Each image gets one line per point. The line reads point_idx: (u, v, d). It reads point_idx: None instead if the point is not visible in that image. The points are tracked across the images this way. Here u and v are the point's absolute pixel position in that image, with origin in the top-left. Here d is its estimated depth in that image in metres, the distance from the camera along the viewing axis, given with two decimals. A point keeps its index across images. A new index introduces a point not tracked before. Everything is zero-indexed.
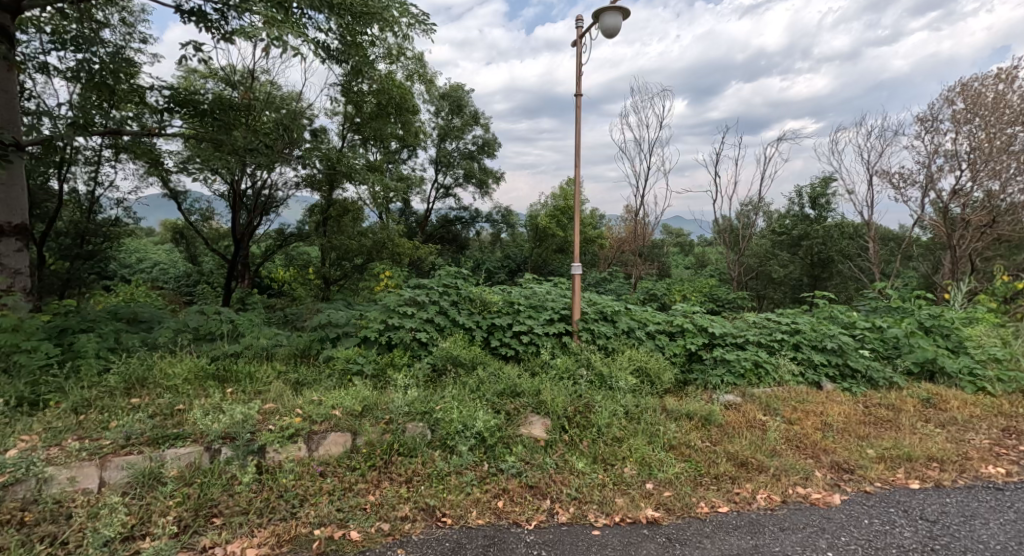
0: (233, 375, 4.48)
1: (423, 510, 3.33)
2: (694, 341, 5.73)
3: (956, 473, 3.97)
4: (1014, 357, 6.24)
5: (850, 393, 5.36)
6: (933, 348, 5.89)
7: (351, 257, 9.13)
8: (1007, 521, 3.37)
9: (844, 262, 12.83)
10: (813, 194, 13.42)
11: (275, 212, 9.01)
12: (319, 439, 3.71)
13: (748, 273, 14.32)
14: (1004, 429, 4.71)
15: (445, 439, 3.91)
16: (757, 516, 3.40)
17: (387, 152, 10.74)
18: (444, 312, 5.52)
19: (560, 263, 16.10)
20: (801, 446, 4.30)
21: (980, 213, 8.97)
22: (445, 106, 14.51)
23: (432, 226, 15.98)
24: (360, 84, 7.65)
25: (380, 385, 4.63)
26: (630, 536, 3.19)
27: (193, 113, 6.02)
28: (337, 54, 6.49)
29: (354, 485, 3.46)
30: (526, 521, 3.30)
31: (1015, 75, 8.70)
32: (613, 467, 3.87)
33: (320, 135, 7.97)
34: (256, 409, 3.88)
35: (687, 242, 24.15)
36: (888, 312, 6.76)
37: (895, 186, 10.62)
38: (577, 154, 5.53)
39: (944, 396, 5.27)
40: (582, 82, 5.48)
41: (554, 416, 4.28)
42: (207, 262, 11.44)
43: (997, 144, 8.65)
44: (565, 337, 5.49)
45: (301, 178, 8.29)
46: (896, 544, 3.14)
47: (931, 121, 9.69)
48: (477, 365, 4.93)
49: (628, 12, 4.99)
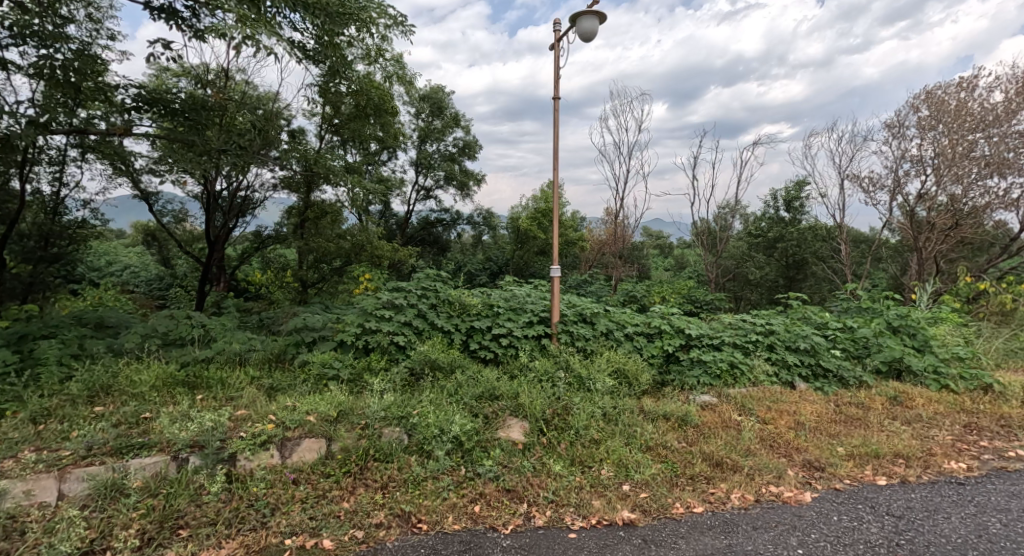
0: (204, 380, 4.38)
1: (398, 516, 3.30)
2: (671, 342, 5.78)
3: (921, 469, 4.08)
4: (975, 356, 6.45)
5: (823, 392, 5.47)
6: (900, 347, 6.06)
7: (330, 259, 9.03)
8: (968, 514, 3.48)
9: (818, 263, 13.10)
10: (787, 197, 13.70)
11: (251, 213, 8.85)
12: (292, 446, 3.66)
13: (725, 274, 14.63)
14: (966, 426, 4.85)
15: (423, 443, 3.88)
16: (731, 515, 3.44)
17: (367, 154, 10.63)
18: (423, 315, 5.47)
19: (541, 265, 16.16)
20: (775, 445, 4.37)
21: (944, 216, 9.23)
22: (425, 108, 14.50)
23: (412, 228, 15.93)
24: (338, 85, 7.58)
25: (356, 389, 4.58)
26: (606, 538, 3.20)
27: (164, 112, 5.91)
28: (313, 54, 6.40)
29: (328, 492, 3.41)
30: (503, 525, 3.29)
31: (977, 83, 9.00)
32: (590, 469, 3.89)
33: (298, 137, 7.87)
34: (227, 417, 3.82)
35: (666, 243, 24.43)
36: (858, 312, 6.95)
37: (865, 190, 10.87)
38: (555, 156, 5.56)
39: (909, 394, 5.42)
40: (560, 85, 5.51)
41: (532, 418, 4.31)
42: (181, 264, 11.20)
43: (959, 150, 8.93)
44: (544, 339, 5.51)
45: (278, 179, 8.15)
46: (863, 540, 3.20)
47: (897, 127, 9.96)
48: (456, 368, 4.91)
49: (606, 16, 5.03)
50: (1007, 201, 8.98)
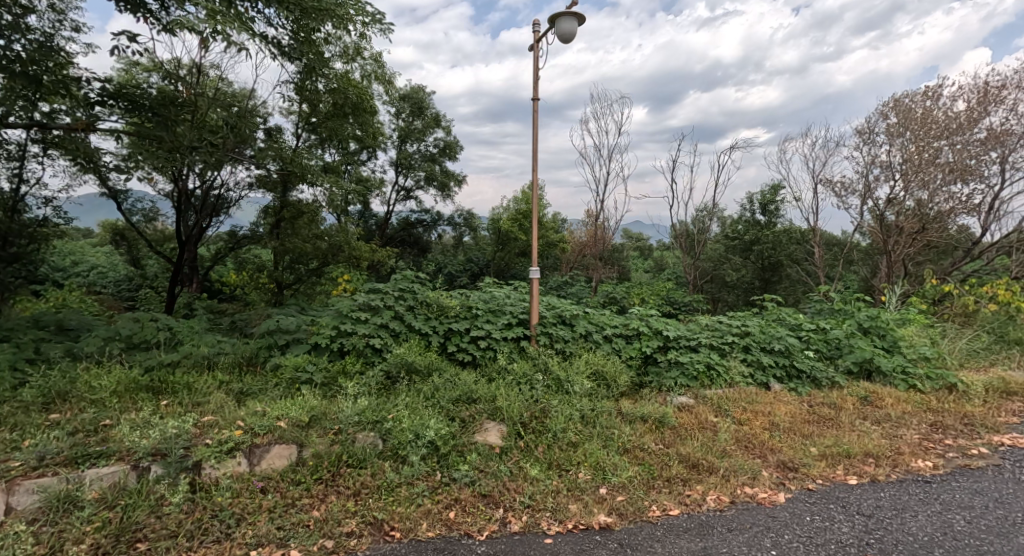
0: (169, 386, 4.23)
1: (370, 524, 3.22)
2: (648, 344, 5.79)
3: (889, 468, 4.14)
4: (941, 356, 6.62)
5: (796, 393, 5.55)
6: (871, 348, 6.18)
7: (306, 259, 8.86)
8: (933, 512, 3.53)
9: (792, 265, 13.36)
10: (763, 201, 13.93)
11: (225, 213, 8.64)
12: (261, 453, 3.55)
13: (703, 275, 14.73)
14: (932, 425, 4.96)
15: (397, 449, 3.81)
16: (707, 517, 3.45)
17: (346, 154, 10.48)
18: (400, 317, 5.39)
19: (523, 266, 16.15)
20: (750, 446, 4.40)
21: (911, 221, 9.47)
22: (405, 108, 14.39)
23: (393, 228, 15.82)
24: (314, 82, 7.45)
25: (330, 393, 4.48)
26: (582, 543, 3.17)
27: (130, 108, 5.65)
28: (288, 50, 6.28)
29: (297, 500, 3.31)
30: (478, 532, 3.24)
31: (942, 92, 9.27)
32: (568, 472, 3.86)
33: (274, 135, 7.71)
34: (192, 423, 3.70)
35: (646, 245, 24.64)
36: (831, 314, 7.09)
37: (837, 195, 11.12)
38: (534, 158, 5.54)
39: (879, 394, 5.52)
40: (539, 85, 5.50)
41: (510, 421, 4.27)
42: (151, 265, 10.90)
43: (925, 156, 9.18)
44: (523, 341, 5.47)
45: (253, 177, 7.96)
46: (835, 540, 3.23)
47: (868, 133, 10.20)
48: (433, 372, 4.84)
49: (585, 18, 5.03)
50: (970, 206, 9.27)
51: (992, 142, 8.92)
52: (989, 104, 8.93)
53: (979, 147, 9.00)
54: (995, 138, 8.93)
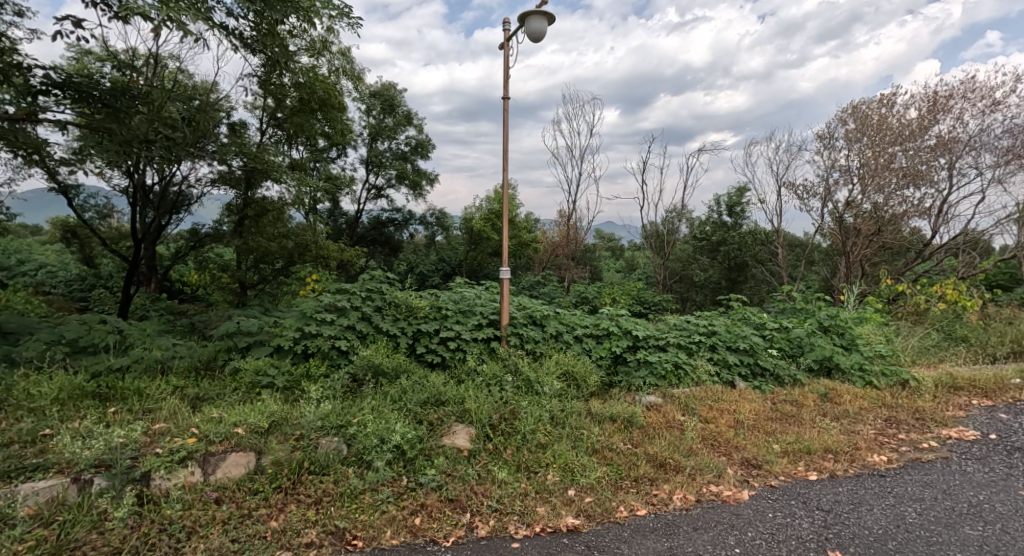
0: (117, 392, 4.03)
1: (331, 533, 3.12)
2: (618, 343, 5.81)
3: (847, 463, 4.24)
4: (895, 353, 6.84)
5: (760, 391, 5.64)
6: (830, 346, 6.34)
7: (270, 259, 8.62)
8: (887, 506, 3.63)
9: (757, 266, 13.67)
10: (729, 202, 14.22)
11: (187, 210, 8.26)
12: (216, 461, 3.41)
13: (672, 275, 14.93)
14: (887, 420, 5.11)
15: (362, 454, 3.71)
16: (673, 517, 3.45)
17: (314, 151, 10.23)
18: (368, 318, 5.26)
19: (495, 266, 16.11)
20: (715, 444, 4.45)
21: (868, 223, 9.80)
22: (376, 105, 14.19)
23: (363, 227, 15.60)
24: (280, 77, 7.24)
25: (292, 398, 4.33)
26: (550, 546, 3.13)
27: (79, 98, 5.19)
28: (250, 42, 6.07)
29: (254, 511, 3.18)
30: (444, 538, 3.17)
31: (896, 100, 9.61)
32: (536, 474, 3.83)
33: (238, 131, 7.47)
34: (142, 432, 3.53)
35: (618, 246, 24.92)
36: (793, 313, 7.27)
37: (799, 197, 11.42)
38: (505, 157, 5.50)
39: (838, 391, 5.67)
40: (509, 84, 5.45)
41: (479, 424, 4.20)
42: (106, 264, 10.42)
43: (881, 161, 9.49)
44: (493, 342, 5.41)
45: (214, 174, 7.69)
46: (796, 536, 3.28)
47: (828, 138, 10.51)
48: (400, 374, 4.74)
49: (555, 17, 5.00)
50: (921, 210, 9.65)
51: (942, 149, 9.29)
52: (939, 112, 9.30)
53: (930, 153, 9.36)
54: (944, 145, 9.30)
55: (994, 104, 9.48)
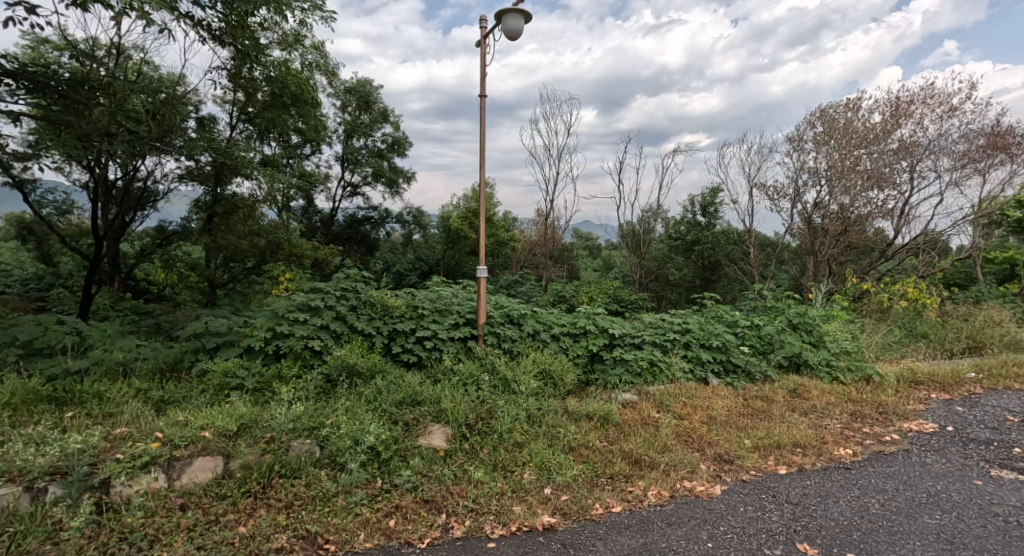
0: (75, 396, 3.88)
1: (302, 538, 3.05)
2: (595, 342, 5.82)
3: (815, 456, 4.33)
4: (861, 349, 7.02)
5: (732, 387, 5.73)
6: (800, 343, 6.47)
7: (241, 257, 8.42)
8: (853, 497, 3.71)
9: (730, 265, 13.90)
10: (703, 202, 14.42)
11: (153, 206, 8.00)
12: (182, 467, 3.30)
13: (648, 274, 15.14)
14: (853, 414, 5.24)
15: (335, 456, 3.63)
16: (648, 513, 3.47)
17: (287, 147, 10.02)
18: (342, 317, 5.17)
19: (472, 265, 16.05)
20: (689, 440, 4.50)
21: (835, 223, 10.03)
22: (351, 101, 13.98)
23: (338, 225, 15.37)
24: (251, 71, 7.06)
25: (262, 400, 4.22)
26: (525, 545, 3.11)
27: (34, 88, 4.97)
28: (219, 34, 5.88)
29: (221, 517, 3.09)
30: (419, 539, 3.12)
31: (861, 105, 9.86)
32: (513, 474, 3.80)
33: (207, 126, 7.26)
34: (101, 437, 3.40)
35: (595, 245, 25.10)
36: (765, 311, 7.42)
37: (770, 198, 11.64)
38: (482, 155, 5.46)
39: (807, 386, 5.79)
40: (486, 82, 5.41)
41: (455, 424, 4.16)
42: (66, 262, 10.02)
43: (847, 164, 9.73)
44: (470, 341, 5.37)
45: (182, 169, 7.47)
46: (766, 528, 3.33)
47: (797, 141, 10.73)
48: (376, 374, 4.66)
49: (531, 16, 4.99)
50: (885, 211, 9.93)
51: (903, 153, 9.57)
52: (901, 117, 9.58)
53: (892, 157, 9.65)
54: (906, 149, 9.58)
55: (951, 110, 9.81)
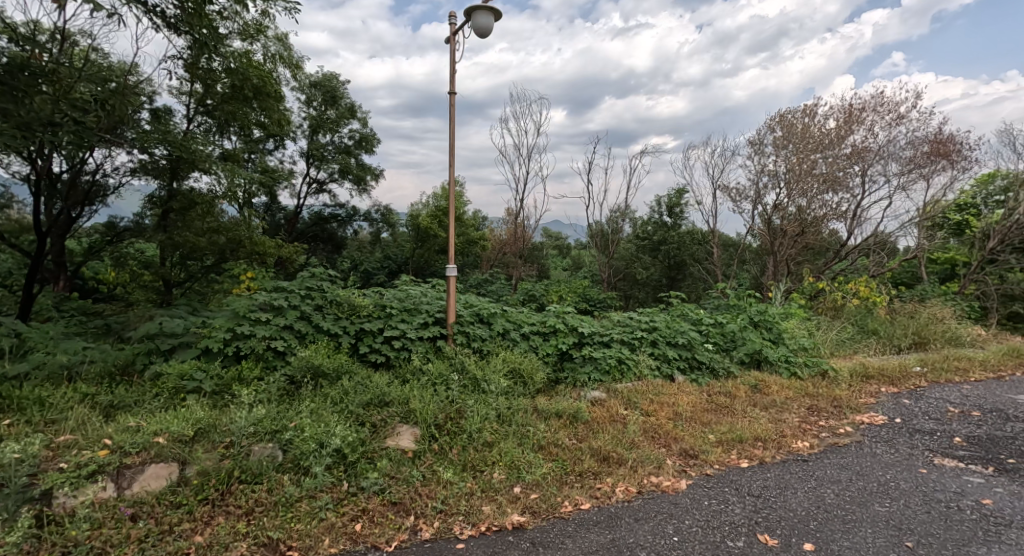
0: (14, 402, 3.66)
1: (263, 545, 2.94)
2: (565, 340, 5.82)
3: (775, 449, 4.43)
4: (817, 346, 7.25)
5: (697, 383, 5.81)
6: (760, 340, 6.61)
7: (199, 255, 8.11)
8: (811, 488, 3.80)
9: (695, 264, 14.16)
10: (669, 203, 14.64)
11: (102, 201, 7.61)
12: (133, 474, 3.15)
13: (616, 274, 15.32)
14: (810, 408, 5.38)
15: (299, 459, 3.51)
16: (616, 509, 3.47)
17: (249, 142, 9.70)
18: (307, 317, 5.01)
19: (441, 264, 15.91)
20: (656, 436, 4.54)
21: (792, 224, 10.30)
22: (316, 96, 13.68)
23: (304, 223, 15.09)
24: (210, 61, 6.79)
25: (221, 403, 4.06)
26: (494, 545, 3.07)
27: None
28: (174, 22, 5.61)
29: (175, 526, 2.95)
30: (386, 543, 3.04)
31: (817, 110, 10.16)
32: (482, 473, 3.76)
33: (162, 117, 6.96)
34: (42, 445, 3.21)
35: (565, 244, 25.26)
36: (727, 309, 7.59)
37: (732, 200, 11.89)
38: (452, 152, 5.38)
39: (767, 382, 5.92)
40: (456, 79, 5.34)
41: (424, 424, 4.08)
42: None
43: (804, 167, 10.02)
44: (439, 340, 5.29)
45: (135, 163, 7.14)
46: (730, 521, 3.37)
47: (758, 145, 11.00)
48: (342, 375, 4.54)
49: (501, 14, 4.94)
50: (840, 213, 10.28)
51: (856, 157, 9.91)
52: (853, 123, 9.92)
53: (845, 161, 9.99)
54: (858, 154, 9.92)
55: (899, 117, 10.21)
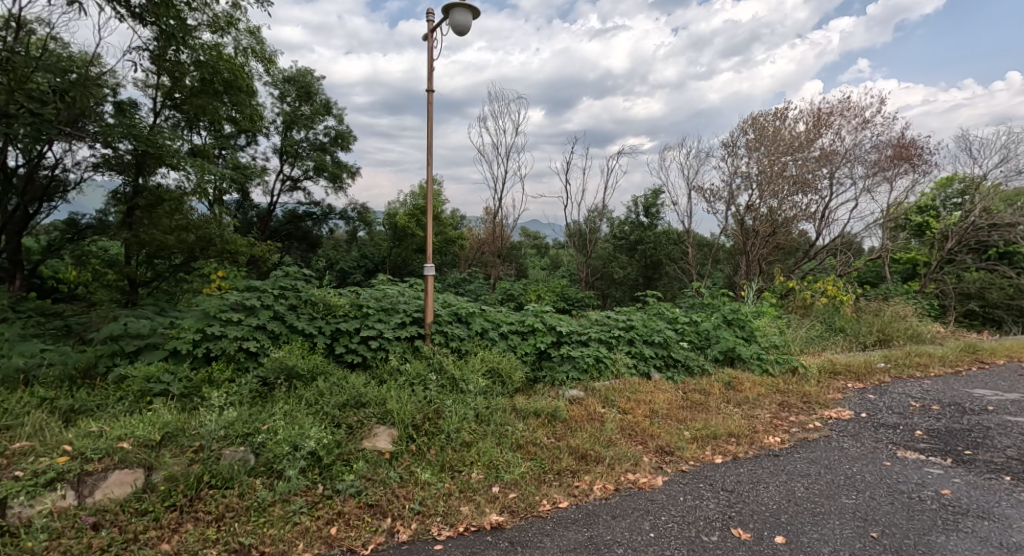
0: None
1: (234, 552, 2.85)
2: (543, 339, 5.80)
3: (748, 445, 4.48)
4: (788, 344, 7.38)
5: (672, 381, 5.86)
6: (734, 339, 6.69)
7: (167, 253, 7.88)
8: (783, 482, 3.86)
9: (670, 264, 14.32)
10: (646, 203, 14.77)
11: (63, 198, 7.44)
12: (96, 481, 3.02)
13: (593, 273, 15.40)
14: (782, 404, 5.47)
15: (271, 463, 3.42)
16: (594, 507, 3.46)
17: (219, 138, 9.45)
18: (281, 317, 4.89)
19: (418, 263, 15.77)
20: (633, 433, 4.55)
21: (764, 225, 10.51)
22: (290, 91, 13.43)
23: (277, 221, 14.87)
24: (178, 54, 6.58)
25: (190, 406, 3.94)
26: (472, 545, 3.03)
27: None
28: (138, 12, 5.41)
29: (141, 534, 2.85)
30: (361, 546, 2.98)
31: (788, 113, 10.35)
32: (459, 473, 3.71)
33: (127, 111, 6.72)
34: None
35: (543, 244, 25.31)
36: (702, 308, 7.67)
37: (706, 201, 12.05)
38: (428, 150, 5.31)
39: (740, 379, 6.00)
40: (433, 76, 5.27)
41: (401, 425, 4.02)
42: None
43: (776, 169, 10.22)
44: (416, 340, 5.22)
45: (98, 158, 6.89)
46: (706, 516, 3.40)
47: (731, 146, 11.17)
48: (317, 376, 4.44)
49: (479, 11, 4.89)
50: (810, 214, 10.51)
51: (825, 159, 10.13)
52: (822, 127, 10.14)
53: (815, 163, 10.20)
54: (827, 156, 10.15)
55: (866, 120, 10.47)
